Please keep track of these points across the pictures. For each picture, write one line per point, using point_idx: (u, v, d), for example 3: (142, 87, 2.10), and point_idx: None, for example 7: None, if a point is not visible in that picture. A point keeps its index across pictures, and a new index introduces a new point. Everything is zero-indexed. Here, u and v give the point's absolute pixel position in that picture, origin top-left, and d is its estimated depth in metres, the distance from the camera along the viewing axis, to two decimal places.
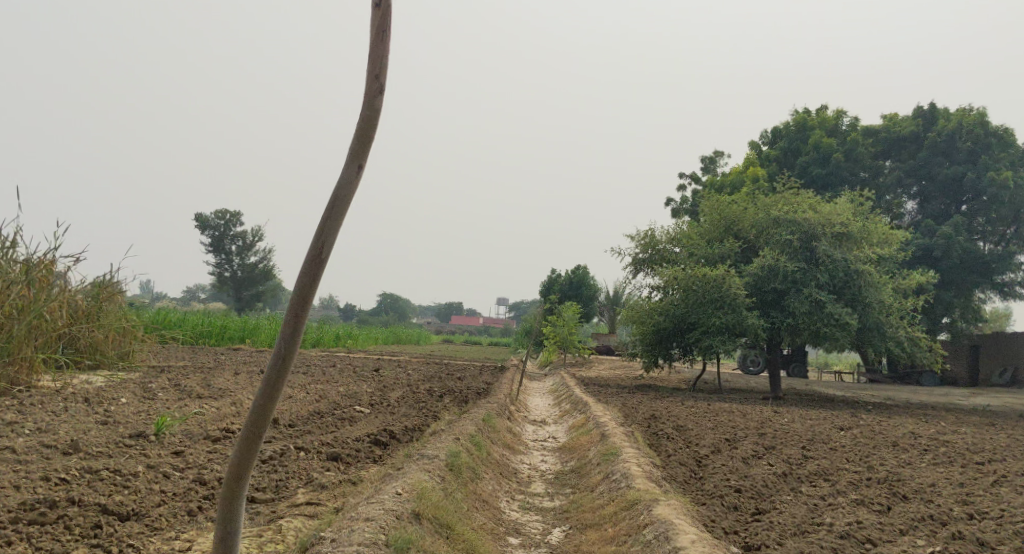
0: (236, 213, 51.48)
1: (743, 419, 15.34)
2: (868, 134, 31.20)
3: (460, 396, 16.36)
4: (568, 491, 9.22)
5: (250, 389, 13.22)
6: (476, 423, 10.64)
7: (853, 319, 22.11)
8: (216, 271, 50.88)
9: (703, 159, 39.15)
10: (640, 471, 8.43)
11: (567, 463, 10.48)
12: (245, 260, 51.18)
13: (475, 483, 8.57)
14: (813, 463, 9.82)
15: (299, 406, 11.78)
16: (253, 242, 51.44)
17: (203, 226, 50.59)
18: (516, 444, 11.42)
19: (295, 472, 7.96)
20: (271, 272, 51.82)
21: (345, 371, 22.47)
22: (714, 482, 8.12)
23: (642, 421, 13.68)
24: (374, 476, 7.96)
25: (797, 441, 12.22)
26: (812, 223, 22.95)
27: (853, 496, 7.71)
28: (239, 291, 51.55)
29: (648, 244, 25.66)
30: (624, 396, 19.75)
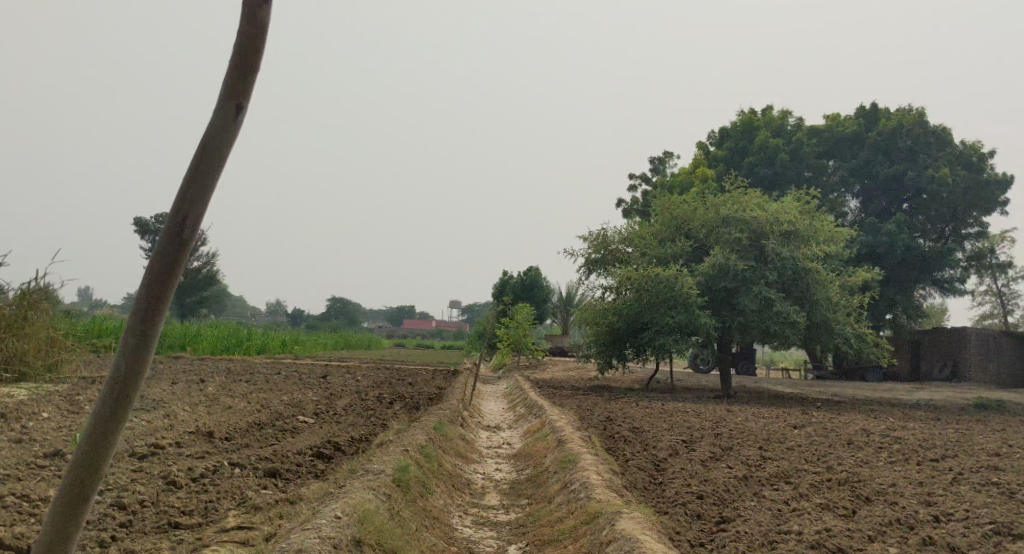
0: (178, 217, 50.29)
1: (697, 420, 15.15)
2: (812, 134, 31.45)
3: (410, 402, 15.95)
4: (523, 504, 8.85)
5: (188, 401, 12.65)
6: (426, 431, 10.22)
7: (801, 316, 22.14)
8: (157, 277, 49.61)
9: (652, 160, 39.19)
10: (599, 481, 8.07)
11: (523, 472, 10.11)
12: (187, 265, 50.02)
13: (424, 498, 8.15)
14: (772, 465, 9.59)
15: (240, 417, 11.26)
16: (195, 247, 50.30)
17: (143, 230, 49.33)
18: (470, 452, 11.04)
19: (229, 491, 7.44)
20: (214, 277, 50.71)
21: (291, 379, 21.88)
22: (675, 490, 7.80)
23: (597, 425, 13.39)
24: (315, 494, 7.48)
25: (755, 441, 12.02)
26: (760, 222, 23.01)
27: (817, 500, 7.46)
28: (181, 298, 50.33)
29: (600, 244, 25.47)
30: (577, 398, 19.47)
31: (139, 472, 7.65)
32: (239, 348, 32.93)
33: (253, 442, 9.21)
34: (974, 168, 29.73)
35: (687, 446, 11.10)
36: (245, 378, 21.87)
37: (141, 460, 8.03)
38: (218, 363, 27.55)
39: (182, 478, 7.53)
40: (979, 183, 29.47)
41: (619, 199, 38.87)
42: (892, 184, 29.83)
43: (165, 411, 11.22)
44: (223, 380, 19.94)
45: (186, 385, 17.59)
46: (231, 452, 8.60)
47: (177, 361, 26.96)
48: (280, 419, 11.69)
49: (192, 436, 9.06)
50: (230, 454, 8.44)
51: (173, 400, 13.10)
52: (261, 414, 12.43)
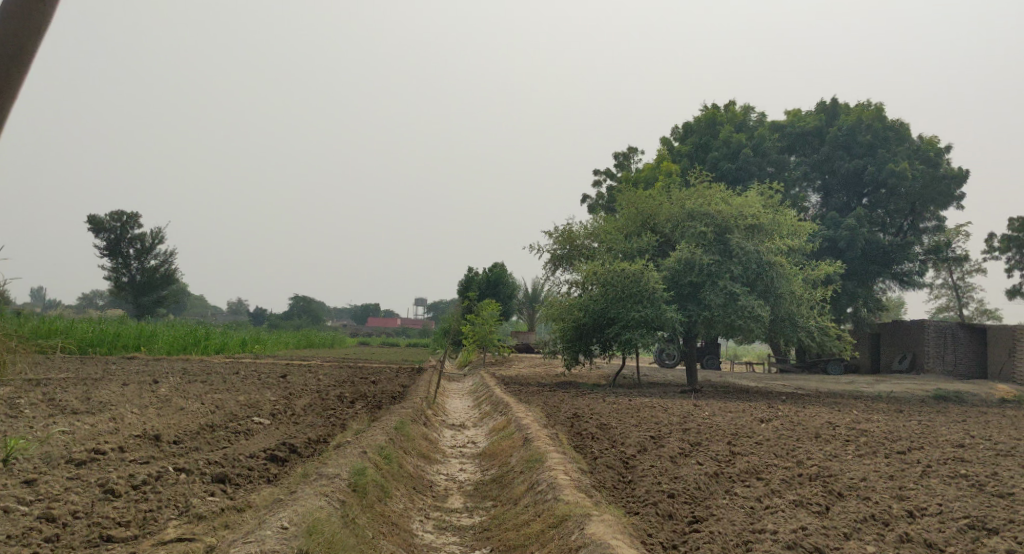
0: (134, 214, 49.39)
1: (665, 415, 14.96)
2: (774, 129, 31.49)
3: (372, 401, 15.62)
4: (488, 506, 8.59)
5: (138, 404, 12.21)
6: (387, 431, 9.91)
7: (765, 310, 22.09)
8: (113, 275, 48.69)
9: (616, 155, 39.10)
10: (566, 481, 7.83)
11: (487, 472, 9.83)
12: (144, 264, 49.14)
13: (383, 503, 7.86)
14: (741, 461, 9.41)
15: (192, 421, 10.86)
16: (152, 244, 49.42)
17: (98, 228, 48.39)
18: (433, 453, 10.75)
19: (174, 499, 7.08)
20: (172, 275, 49.88)
21: (250, 379, 21.43)
22: (643, 489, 7.58)
23: (564, 421, 13.15)
24: (269, 501, 7.15)
25: (722, 437, 11.84)
26: (725, 216, 23.01)
27: (789, 497, 7.27)
28: (139, 296, 49.44)
29: (565, 239, 25.27)
30: (543, 395, 19.26)
31: (75, 481, 7.26)
32: (197, 348, 32.38)
33: (203, 446, 8.83)
34: (933, 164, 30.03)
35: (655, 442, 10.89)
36: (203, 378, 21.41)
37: (80, 468, 7.63)
38: (176, 364, 27.02)
39: (121, 486, 7.16)
40: (936, 178, 29.49)
41: (584, 195, 38.73)
42: (852, 179, 29.84)
43: (113, 414, 10.78)
44: (180, 381, 19.50)
45: (141, 386, 17.12)
46: (178, 457, 8.23)
47: (133, 362, 26.39)
48: (236, 422, 11.32)
49: (140, 441, 8.68)
50: (178, 460, 8.07)
51: (125, 403, 12.69)
52: (217, 416, 12.05)
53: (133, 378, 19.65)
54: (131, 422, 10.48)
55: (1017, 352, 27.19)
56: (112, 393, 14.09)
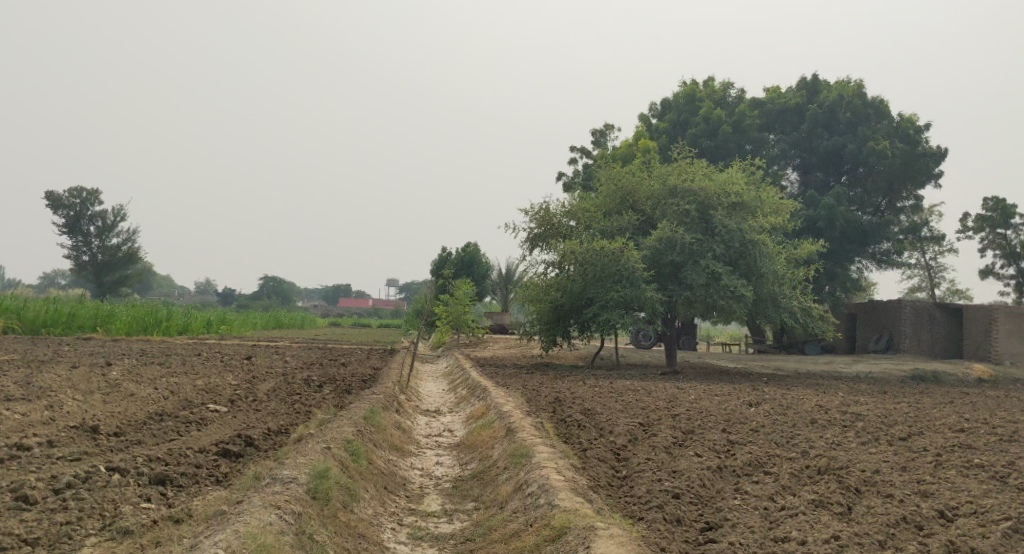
0: (94, 191, 48.00)
1: (650, 400, 14.21)
2: (754, 106, 30.63)
3: (340, 386, 14.75)
4: (469, 508, 7.78)
5: (85, 397, 11.31)
6: (354, 422, 9.04)
7: (748, 290, 21.42)
8: (73, 254, 47.30)
9: (593, 133, 38.30)
10: (559, 482, 7.05)
11: (466, 468, 8.99)
12: (105, 242, 47.79)
13: (348, 510, 7.04)
14: (740, 450, 8.72)
15: (140, 413, 9.99)
16: (114, 222, 48.06)
17: (56, 206, 47.01)
18: (406, 444, 9.90)
19: (101, 507, 6.20)
20: (136, 253, 48.57)
21: (211, 362, 20.50)
22: (640, 490, 6.84)
23: (546, 408, 12.39)
24: (217, 510, 6.29)
25: (717, 424, 11.09)
26: (708, 193, 22.31)
27: (807, 495, 6.58)
28: (101, 276, 48.11)
29: (543, 218, 24.45)
30: (519, 377, 18.49)
31: None
32: (158, 328, 31.35)
33: (146, 441, 7.93)
34: (911, 141, 28.63)
35: (645, 432, 10.13)
36: (163, 361, 20.47)
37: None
38: (135, 346, 26.02)
39: (38, 493, 6.26)
40: (913, 155, 28.25)
41: (560, 173, 37.88)
42: (831, 157, 29.05)
43: (52, 408, 9.86)
44: (138, 365, 18.56)
45: (95, 372, 16.16)
46: (115, 454, 7.32)
47: (90, 345, 25.38)
48: (190, 411, 10.40)
49: (72, 437, 7.77)
50: (114, 457, 7.16)
51: (70, 393, 11.77)
52: (170, 404, 11.12)
53: (87, 363, 18.73)
54: (75, 415, 9.57)
55: (996, 332, 26.71)
56: (58, 383, 13.16)
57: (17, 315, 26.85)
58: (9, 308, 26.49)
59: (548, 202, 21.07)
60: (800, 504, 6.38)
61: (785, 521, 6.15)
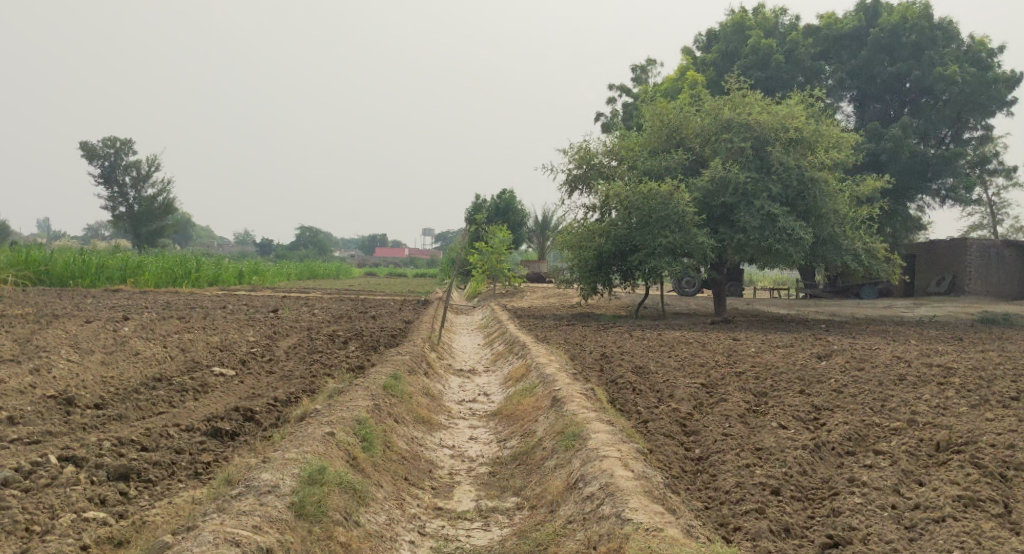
0: (128, 141, 47.18)
1: (708, 354, 12.81)
2: (808, 34, 28.54)
3: (366, 343, 13.53)
4: (510, 506, 6.60)
5: (81, 361, 10.22)
6: (372, 393, 7.84)
7: (807, 233, 19.86)
8: (109, 206, 46.67)
9: (633, 69, 36.49)
10: (624, 484, 5.87)
11: (504, 446, 7.78)
12: (141, 193, 47.06)
13: (353, 519, 5.88)
14: (828, 416, 7.47)
15: (137, 380, 8.89)
16: (149, 172, 47.30)
17: (92, 156, 46.34)
18: (435, 415, 8.65)
19: (30, 520, 5.26)
20: (172, 204, 47.82)
21: (236, 316, 19.45)
22: (727, 487, 5.86)
23: (594, 366, 11.12)
24: (179, 526, 5.24)
25: (791, 382, 9.71)
26: (765, 127, 20.68)
27: (949, 493, 5.61)
28: (138, 227, 47.48)
29: (584, 157, 22.92)
30: (559, 330, 17.17)
31: None
32: (188, 279, 30.47)
33: (131, 411, 6.96)
34: (982, 66, 26.53)
35: (709, 395, 8.78)
36: (185, 315, 19.46)
37: None
38: (161, 299, 25.07)
39: None
40: (983, 81, 26.18)
41: (598, 112, 36.16)
42: (892, 85, 27.05)
43: (41, 374, 8.78)
44: (156, 319, 17.53)
45: (106, 328, 15.12)
46: (85, 433, 6.39)
47: (116, 299, 24.47)
48: (192, 375, 9.30)
49: (44, 406, 6.85)
50: (80, 438, 6.26)
51: (65, 353, 10.70)
52: (173, 367, 10.00)
53: (104, 317, 17.74)
54: (63, 381, 8.50)
55: None
56: (60, 342, 12.10)
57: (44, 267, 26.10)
58: (37, 260, 25.81)
59: (588, 141, 19.62)
60: (939, 508, 5.43)
61: (924, 538, 5.19)
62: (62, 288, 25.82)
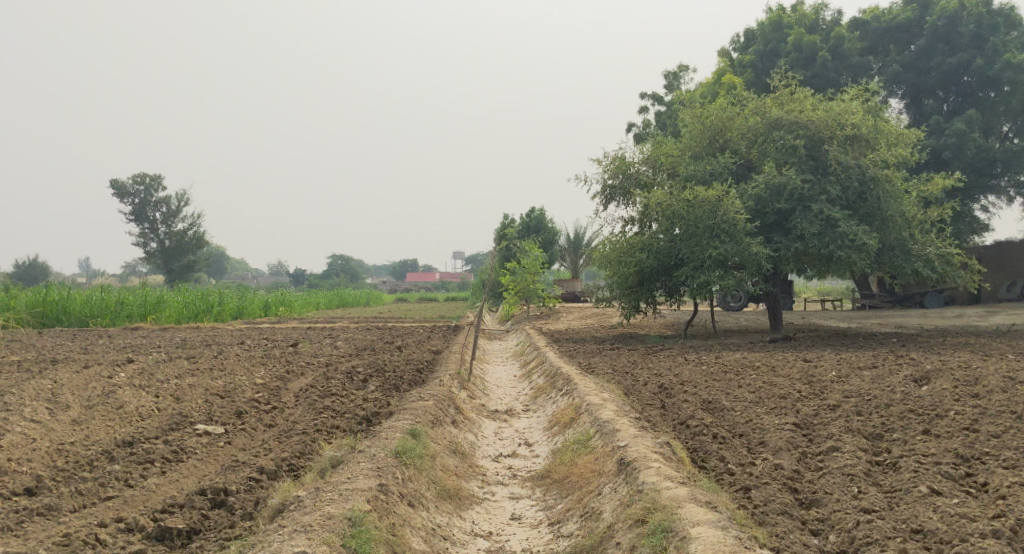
0: (157, 176, 46.27)
1: (782, 379, 11.11)
2: (853, 29, 26.74)
3: (388, 381, 11.93)
4: None
5: (57, 420, 8.83)
6: (379, 468, 6.74)
7: (872, 238, 17.91)
8: (140, 242, 45.73)
9: (664, 76, 34.89)
10: None
11: (559, 535, 6.76)
12: (172, 227, 46.02)
13: None
14: (973, 465, 6.44)
15: (111, 441, 7.60)
16: (179, 207, 46.34)
17: (122, 194, 45.51)
18: (465, 492, 7.38)
19: None
20: (203, 238, 46.76)
21: (253, 352, 17.93)
22: None
23: (650, 401, 9.67)
24: None
25: (894, 409, 8.22)
26: (818, 125, 18.85)
27: None
28: (169, 262, 46.39)
29: (619, 168, 21.29)
30: (603, 356, 15.48)
31: None
32: (211, 313, 29.04)
33: (70, 496, 6.23)
34: None
35: (795, 429, 7.62)
36: (196, 353, 17.91)
37: None
38: (178, 336, 23.60)
39: None
40: None
41: (631, 123, 34.66)
42: (949, 77, 25.13)
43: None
44: (162, 360, 15.96)
45: (102, 373, 13.60)
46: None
47: (130, 338, 23.03)
48: (167, 432, 7.83)
49: None
50: None
51: (39, 410, 9.27)
52: (153, 423, 8.44)
53: (108, 360, 16.25)
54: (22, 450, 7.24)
55: None
56: (40, 396, 10.66)
57: (62, 308, 24.83)
58: (54, 302, 24.58)
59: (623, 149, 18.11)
60: None
61: None
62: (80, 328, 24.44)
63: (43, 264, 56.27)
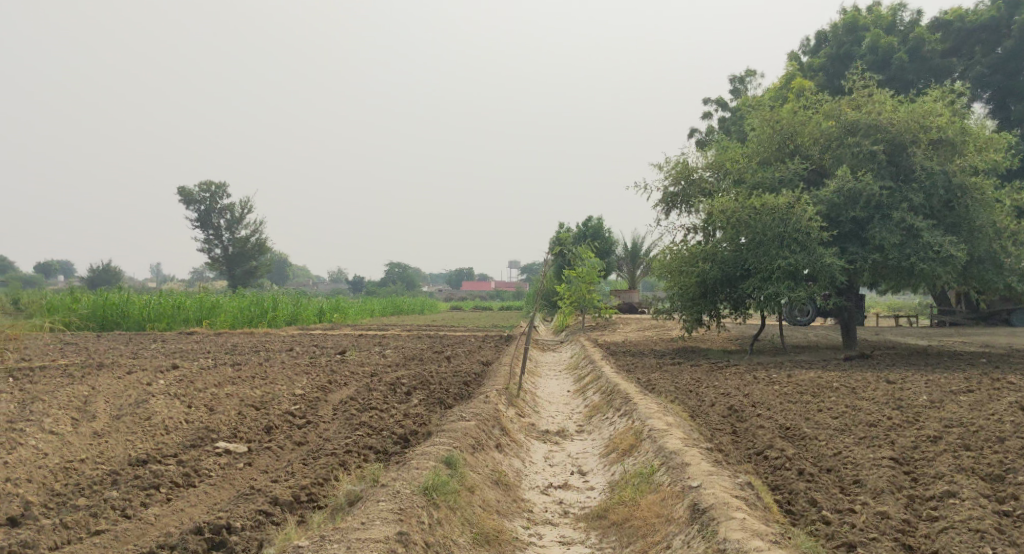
0: (223, 184, 46.49)
1: (868, 402, 10.04)
2: (934, 30, 25.31)
3: (432, 394, 11.14)
4: None
5: (78, 429, 8.24)
6: (402, 511, 6.04)
7: (959, 250, 16.66)
8: (204, 249, 45.93)
9: (731, 81, 33.74)
10: None
11: None
12: (235, 234, 46.12)
13: None
14: None
15: (124, 458, 7.02)
16: (242, 214, 46.43)
17: (188, 201, 45.82)
18: (507, 537, 6.58)
19: None
20: (265, 245, 46.75)
21: (300, 360, 17.29)
22: None
23: (719, 424, 8.79)
24: None
25: (1003, 441, 7.26)
26: (900, 128, 17.61)
27: None
28: (232, 269, 46.47)
29: (681, 173, 20.28)
30: (664, 371, 14.46)
31: None
32: (265, 320, 28.62)
33: (53, 531, 5.85)
34: None
35: (897, 466, 6.73)
36: (243, 360, 17.34)
37: None
38: (229, 342, 23.16)
39: None
40: None
41: (695, 129, 33.53)
42: None
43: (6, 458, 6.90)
44: (205, 366, 15.39)
45: (139, 378, 13.02)
46: None
47: (181, 343, 22.64)
48: (185, 450, 7.23)
49: None
50: None
51: (58, 419, 8.63)
52: (177, 437, 7.84)
53: (152, 364, 15.72)
54: (27, 469, 6.69)
55: None
56: (66, 403, 10.04)
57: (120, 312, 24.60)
58: (113, 305, 24.36)
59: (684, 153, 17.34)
60: None
61: None
62: (137, 333, 24.17)
63: (115, 269, 56.94)
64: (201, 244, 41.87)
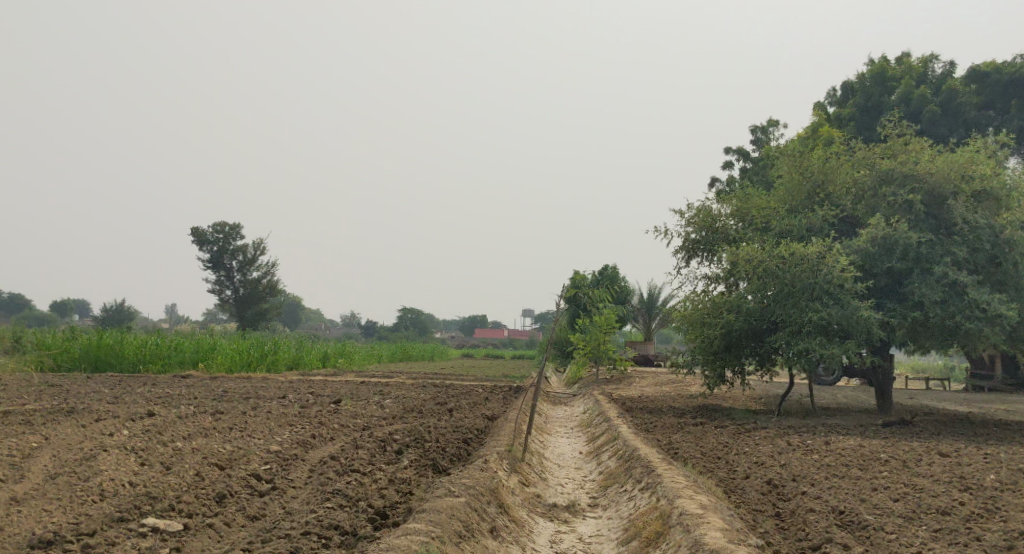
0: (237, 225, 45.61)
1: (925, 481, 8.66)
2: (969, 80, 24.18)
3: (425, 455, 9.78)
4: None
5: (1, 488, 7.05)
6: None
7: (1008, 309, 15.29)
8: (215, 289, 44.86)
9: (753, 131, 32.65)
10: None
11: None
12: (247, 276, 45.07)
13: None
14: None
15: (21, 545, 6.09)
16: (255, 256, 45.44)
17: (200, 241, 44.90)
18: None
19: None
20: (276, 288, 45.62)
21: (290, 408, 15.95)
22: None
23: (753, 504, 7.54)
24: None
25: None
26: (939, 177, 16.30)
27: None
28: (241, 310, 45.25)
29: (704, 220, 18.99)
30: (686, 433, 13.04)
31: None
32: (265, 364, 27.22)
33: None
34: None
35: None
36: (228, 408, 15.99)
37: None
38: (223, 386, 21.81)
39: None
40: None
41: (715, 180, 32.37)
42: None
43: None
44: (182, 414, 14.05)
45: (103, 426, 11.68)
46: None
47: (170, 385, 21.30)
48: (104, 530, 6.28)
49: None
50: None
51: None
52: (112, 504, 6.82)
53: (127, 410, 14.40)
54: None
55: None
56: (2, 455, 8.76)
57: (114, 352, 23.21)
58: (107, 345, 22.98)
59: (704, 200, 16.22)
60: None
61: None
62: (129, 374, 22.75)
63: (130, 309, 55.93)
64: (209, 284, 40.77)
